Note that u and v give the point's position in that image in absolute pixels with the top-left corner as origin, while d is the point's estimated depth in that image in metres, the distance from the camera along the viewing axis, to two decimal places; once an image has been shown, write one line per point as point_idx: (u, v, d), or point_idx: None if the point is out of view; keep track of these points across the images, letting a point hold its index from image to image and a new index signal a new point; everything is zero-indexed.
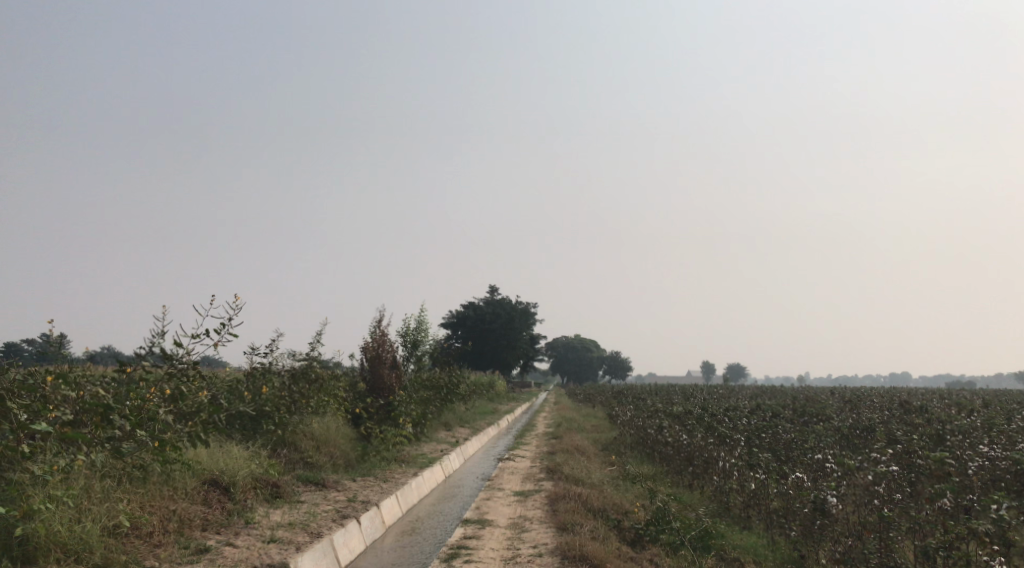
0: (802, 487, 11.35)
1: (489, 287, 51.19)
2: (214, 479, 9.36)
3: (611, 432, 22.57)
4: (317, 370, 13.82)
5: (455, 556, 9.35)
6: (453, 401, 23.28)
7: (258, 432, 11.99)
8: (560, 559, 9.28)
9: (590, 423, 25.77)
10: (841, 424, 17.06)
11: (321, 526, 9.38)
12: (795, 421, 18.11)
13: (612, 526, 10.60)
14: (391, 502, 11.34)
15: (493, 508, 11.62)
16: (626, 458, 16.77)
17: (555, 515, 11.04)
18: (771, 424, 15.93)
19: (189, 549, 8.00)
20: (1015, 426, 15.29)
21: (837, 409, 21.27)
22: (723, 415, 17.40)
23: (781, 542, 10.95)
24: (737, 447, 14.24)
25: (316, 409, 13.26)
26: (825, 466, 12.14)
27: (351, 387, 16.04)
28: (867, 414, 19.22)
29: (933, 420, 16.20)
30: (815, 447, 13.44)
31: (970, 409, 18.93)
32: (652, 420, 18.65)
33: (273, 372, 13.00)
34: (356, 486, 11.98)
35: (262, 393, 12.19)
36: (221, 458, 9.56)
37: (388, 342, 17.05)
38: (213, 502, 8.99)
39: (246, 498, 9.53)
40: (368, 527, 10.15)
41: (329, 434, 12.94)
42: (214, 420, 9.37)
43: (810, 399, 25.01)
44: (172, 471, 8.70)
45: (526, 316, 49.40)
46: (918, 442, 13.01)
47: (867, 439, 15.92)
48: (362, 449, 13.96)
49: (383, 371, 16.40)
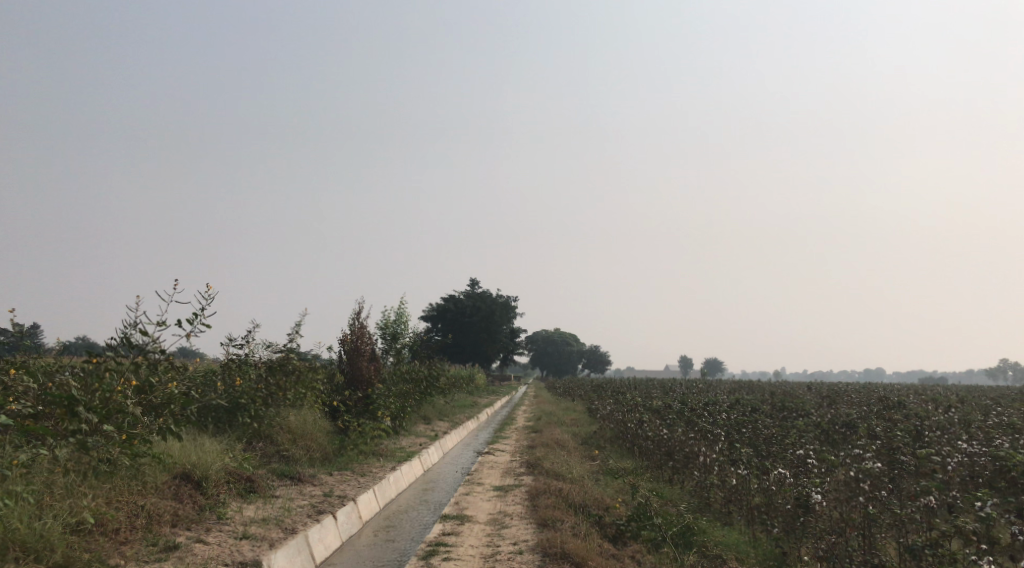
0: (784, 483, 11.25)
1: (471, 280, 50.85)
2: (186, 474, 9.09)
3: (591, 427, 22.40)
4: (295, 362, 13.57)
5: (433, 553, 9.14)
6: (432, 394, 23.07)
7: (233, 425, 11.79)
8: (540, 556, 9.10)
9: (571, 417, 25.58)
10: (820, 419, 16.97)
11: (296, 521, 9.15)
12: (774, 416, 18.03)
13: (593, 522, 10.43)
14: (368, 497, 11.12)
15: (473, 503, 11.42)
16: (606, 452, 16.62)
17: (535, 511, 10.85)
18: (751, 419, 15.82)
19: (157, 546, 7.76)
20: (992, 422, 15.27)
21: (816, 404, 21.22)
22: (703, 409, 17.29)
23: (762, 539, 10.83)
24: (718, 441, 14.11)
25: (293, 402, 13.01)
26: (806, 461, 12.02)
27: (328, 380, 15.80)
28: (845, 410, 19.16)
29: (911, 415, 16.17)
30: (796, 442, 13.32)
31: (948, 405, 18.94)
32: (632, 415, 18.50)
33: (250, 364, 12.73)
34: (332, 480, 11.74)
35: (237, 385, 11.93)
36: (193, 451, 9.31)
37: (367, 334, 16.78)
38: (184, 497, 8.72)
39: (219, 493, 9.26)
40: (344, 522, 9.93)
41: (306, 426, 12.70)
42: (185, 412, 9.13)
43: (788, 395, 24.93)
44: (141, 465, 8.44)
45: (507, 309, 49.18)
46: (899, 436, 12.92)
47: (847, 435, 15.84)
48: (340, 442, 13.71)
49: (363, 364, 16.13)
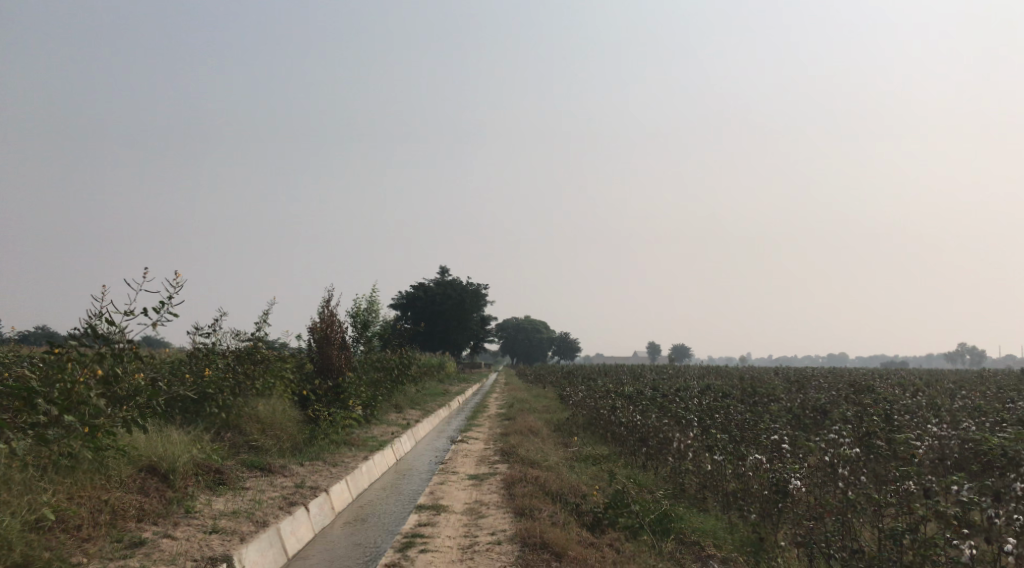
0: (760, 469, 11.18)
1: (440, 267, 50.54)
2: (152, 466, 8.81)
3: (562, 414, 22.27)
4: (262, 351, 13.30)
5: (410, 545, 8.92)
6: (403, 382, 22.85)
7: (200, 415, 11.48)
8: (520, 546, 8.93)
9: (542, 404, 25.48)
10: (792, 404, 16.96)
11: (267, 514, 8.90)
12: (745, 401, 17.97)
13: (571, 510, 10.27)
14: (340, 487, 10.88)
15: (448, 493, 11.23)
16: (579, 438, 16.49)
17: (512, 500, 10.68)
18: (724, 404, 15.76)
19: (122, 542, 7.49)
20: (960, 405, 15.35)
21: (785, 389, 21.25)
22: (674, 394, 17.22)
23: (739, 524, 10.72)
24: (691, 427, 14.00)
25: (262, 391, 12.73)
26: (782, 446, 11.95)
27: (297, 369, 15.51)
28: (814, 394, 19.19)
29: (880, 399, 16.21)
30: (770, 427, 13.24)
31: (916, 388, 19.03)
32: (604, 400, 18.40)
33: (218, 353, 12.43)
34: (303, 471, 11.49)
35: (204, 375, 11.58)
36: (160, 443, 9.02)
37: (337, 322, 16.47)
38: (150, 490, 8.44)
39: (186, 485, 8.99)
40: (317, 513, 9.71)
41: (275, 416, 12.44)
42: (152, 404, 8.81)
43: (756, 380, 24.98)
44: (105, 458, 8.15)
45: (477, 297, 48.94)
46: (871, 419, 12.89)
47: (818, 419, 15.84)
48: (310, 431, 13.44)
49: (333, 352, 15.83)
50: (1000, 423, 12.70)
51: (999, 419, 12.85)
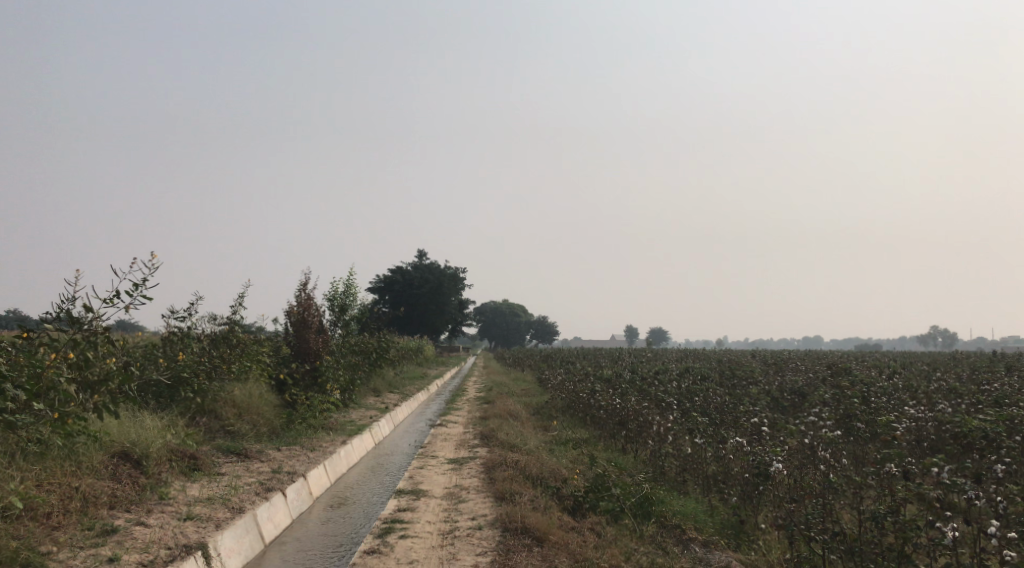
0: (741, 452, 11.13)
1: (418, 251, 50.33)
2: (125, 452, 8.62)
3: (540, 397, 22.19)
4: (238, 334, 13.11)
5: (389, 531, 8.79)
6: (381, 365, 22.71)
7: (175, 400, 11.28)
8: (500, 532, 8.83)
9: (521, 387, 25.45)
10: (770, 387, 16.95)
11: (243, 500, 8.74)
12: (723, 384, 17.95)
13: (551, 494, 10.18)
14: (318, 472, 10.75)
15: (428, 477, 11.11)
16: (558, 421, 16.42)
17: (492, 484, 10.58)
18: (703, 387, 15.72)
19: (94, 530, 7.32)
20: (936, 386, 15.37)
21: (763, 372, 21.26)
22: (653, 378, 17.15)
23: (719, 507, 10.68)
24: (671, 410, 13.95)
25: (238, 375, 12.54)
26: (761, 429, 11.89)
27: (274, 353, 15.33)
28: (791, 377, 19.22)
29: (858, 381, 16.20)
30: (749, 409, 13.20)
31: (892, 371, 19.09)
32: (583, 384, 18.32)
33: (193, 338, 12.23)
34: (280, 456, 11.33)
35: (178, 359, 11.39)
36: (133, 429, 8.83)
37: (315, 305, 16.27)
38: (123, 476, 8.26)
39: (160, 472, 8.82)
40: (294, 499, 9.56)
41: (251, 401, 12.31)
42: (124, 389, 8.59)
43: (733, 362, 25.01)
44: (75, 445, 7.96)
45: (456, 281, 48.75)
46: (850, 401, 12.87)
47: (796, 401, 15.83)
48: (287, 416, 13.28)
49: (310, 336, 15.65)
50: (977, 405, 12.72)
51: (975, 401, 12.88)
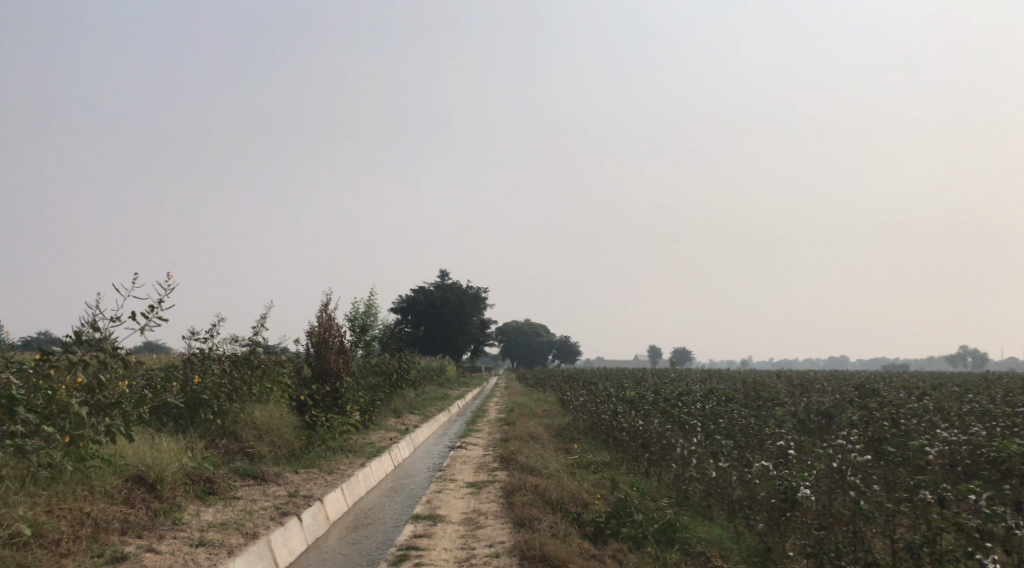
0: (767, 476, 10.86)
1: (440, 271, 50.32)
2: (140, 476, 8.52)
3: (563, 418, 21.94)
4: (260, 355, 13.01)
5: (404, 558, 8.62)
6: (402, 387, 22.59)
7: (195, 423, 11.20)
8: (518, 559, 8.63)
9: (543, 408, 25.21)
10: (797, 409, 16.63)
11: (258, 525, 8.60)
12: (749, 406, 17.66)
13: (572, 520, 9.97)
14: (335, 496, 10.60)
15: (445, 502, 10.94)
16: (580, 444, 16.19)
17: (511, 509, 10.39)
18: (728, 408, 15.42)
19: (103, 557, 7.20)
20: (969, 408, 15.00)
21: (789, 393, 20.90)
22: (677, 399, 16.88)
23: (745, 534, 10.39)
24: (695, 433, 13.70)
25: (258, 397, 12.45)
26: (788, 452, 11.61)
27: (295, 374, 15.24)
28: (818, 398, 18.87)
29: (887, 403, 15.84)
30: (775, 432, 12.90)
31: (922, 392, 18.70)
32: (606, 406, 18.09)
33: (213, 359, 12.15)
34: (298, 479, 11.19)
35: (197, 381, 11.32)
36: (149, 453, 8.73)
37: (335, 326, 16.18)
38: (136, 501, 8.16)
39: (175, 496, 8.72)
40: (310, 524, 9.43)
41: (272, 423, 12.19)
42: (138, 412, 8.49)
43: (759, 383, 24.62)
44: (88, 468, 7.89)
45: (478, 301, 48.62)
46: (879, 424, 12.54)
47: (824, 424, 15.51)
48: (307, 438, 13.16)
49: (331, 356, 15.55)
50: (1011, 428, 12.36)
51: (1010, 425, 12.51)
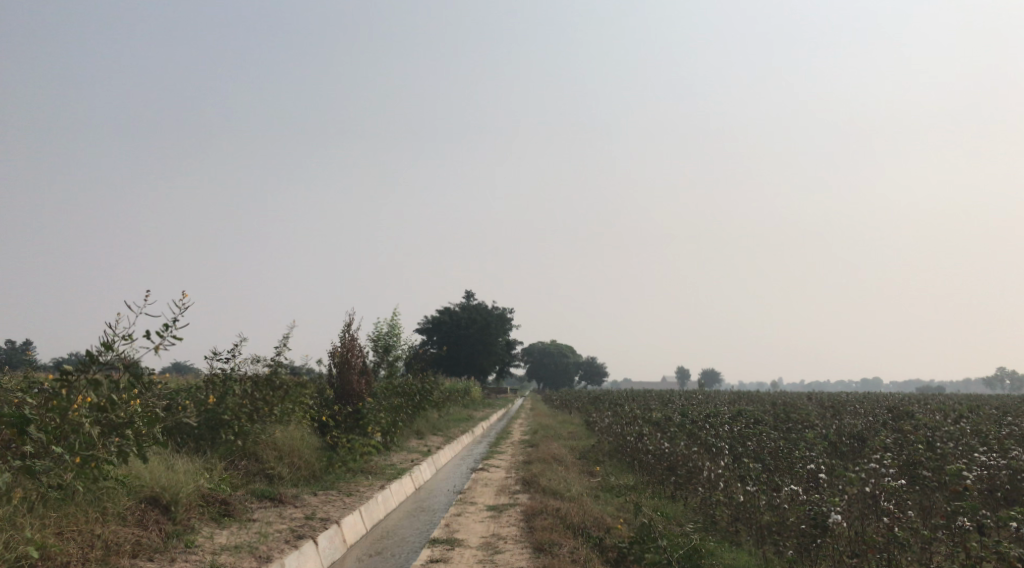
0: (796, 501, 10.52)
1: (466, 292, 50.29)
2: (154, 498, 8.40)
3: (588, 441, 21.66)
4: (282, 376, 12.88)
5: None
6: (425, 408, 22.43)
7: (216, 443, 11.06)
8: None
9: (568, 431, 24.94)
10: (827, 431, 16.26)
11: (271, 549, 8.42)
12: (778, 428, 17.31)
13: (593, 545, 9.73)
14: (353, 519, 10.43)
15: (464, 525, 10.73)
16: (604, 467, 15.91)
17: (530, 534, 10.17)
18: (757, 431, 15.10)
19: None
20: (1006, 431, 14.55)
21: (819, 416, 20.46)
22: (704, 421, 16.57)
23: (773, 560, 10.06)
24: (722, 456, 13.41)
25: (279, 418, 12.33)
26: (819, 477, 11.28)
27: (317, 395, 15.12)
28: (849, 420, 18.48)
29: (920, 426, 15.44)
30: (805, 455, 12.59)
31: (957, 415, 18.21)
32: (631, 428, 17.80)
33: (235, 379, 12.01)
34: (316, 502, 11.03)
35: (218, 403, 11.21)
36: (165, 473, 8.61)
37: (358, 347, 16.06)
38: (149, 523, 8.03)
39: (190, 518, 8.59)
40: (326, 547, 9.26)
41: (293, 444, 12.06)
42: (153, 432, 8.38)
43: (788, 406, 24.19)
44: (101, 491, 7.80)
45: (504, 322, 48.44)
46: (913, 448, 12.18)
47: (856, 448, 15.12)
48: (328, 459, 13.02)
49: (353, 377, 15.41)
50: None
51: None
